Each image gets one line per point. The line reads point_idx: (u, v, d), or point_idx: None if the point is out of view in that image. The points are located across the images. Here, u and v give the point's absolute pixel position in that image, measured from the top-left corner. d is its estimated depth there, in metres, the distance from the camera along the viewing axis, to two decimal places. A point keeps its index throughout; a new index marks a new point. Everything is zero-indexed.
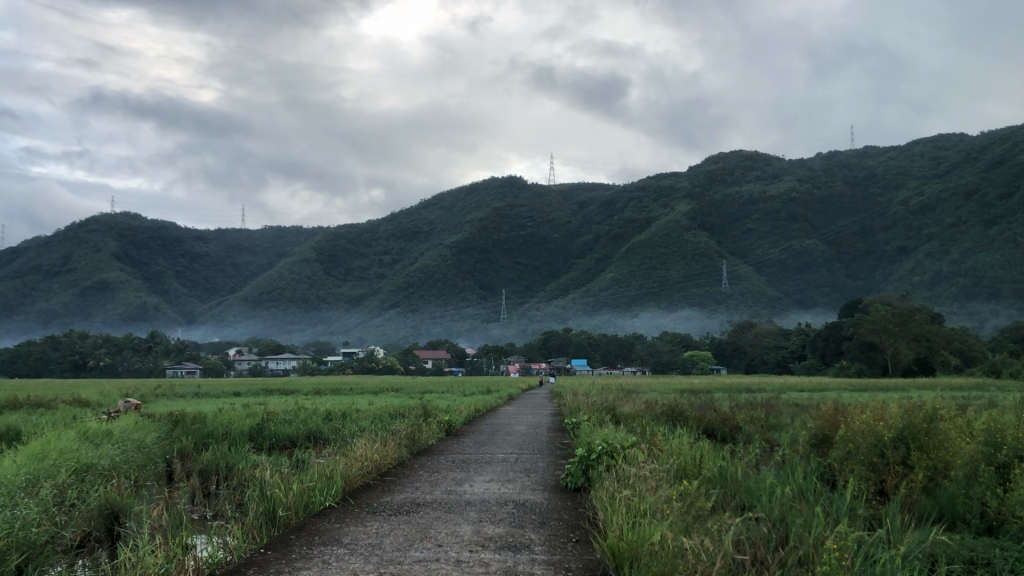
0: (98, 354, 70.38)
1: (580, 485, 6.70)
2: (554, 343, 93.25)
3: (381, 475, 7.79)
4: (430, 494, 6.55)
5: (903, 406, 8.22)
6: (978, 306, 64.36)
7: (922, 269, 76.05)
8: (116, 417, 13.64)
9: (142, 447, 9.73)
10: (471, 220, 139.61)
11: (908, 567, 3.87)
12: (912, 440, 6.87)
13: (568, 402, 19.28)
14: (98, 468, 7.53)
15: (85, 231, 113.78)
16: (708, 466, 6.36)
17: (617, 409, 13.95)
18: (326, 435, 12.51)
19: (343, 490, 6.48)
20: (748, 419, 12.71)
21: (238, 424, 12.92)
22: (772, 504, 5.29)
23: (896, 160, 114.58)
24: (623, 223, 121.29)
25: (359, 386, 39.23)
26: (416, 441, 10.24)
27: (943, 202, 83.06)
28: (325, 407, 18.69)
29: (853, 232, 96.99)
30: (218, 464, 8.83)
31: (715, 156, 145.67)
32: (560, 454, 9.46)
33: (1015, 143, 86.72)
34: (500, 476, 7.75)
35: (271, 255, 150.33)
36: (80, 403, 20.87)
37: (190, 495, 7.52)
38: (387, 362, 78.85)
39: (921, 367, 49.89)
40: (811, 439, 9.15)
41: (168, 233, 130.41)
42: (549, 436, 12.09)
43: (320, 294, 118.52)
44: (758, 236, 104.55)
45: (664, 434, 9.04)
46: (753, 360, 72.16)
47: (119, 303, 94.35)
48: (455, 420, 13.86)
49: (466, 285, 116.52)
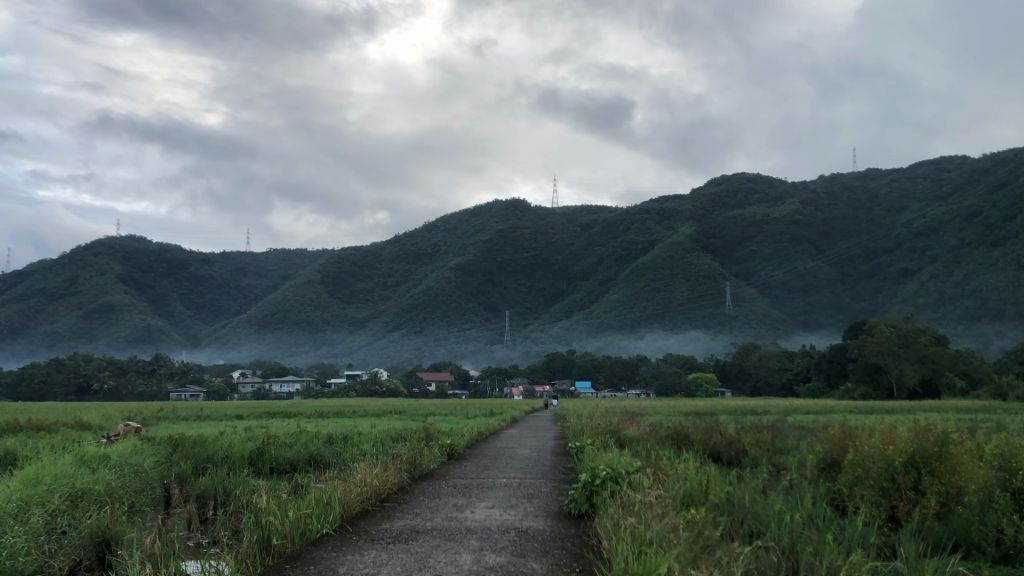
0: (102, 377, 70.09)
1: (585, 511, 6.52)
2: (558, 364, 93.03)
3: (381, 501, 7.62)
4: (430, 520, 6.41)
5: (911, 430, 8.08)
6: (983, 327, 64.11)
7: (926, 291, 75.87)
8: (115, 441, 13.49)
9: (139, 471, 9.59)
10: (475, 243, 139.94)
11: None
12: (923, 466, 6.77)
13: (571, 425, 19.14)
14: (93, 493, 7.38)
15: (91, 254, 114.01)
16: (715, 493, 6.22)
17: (622, 432, 13.76)
18: (327, 459, 12.34)
19: (340, 516, 6.35)
20: (754, 442, 12.52)
21: (239, 448, 12.76)
22: (781, 531, 5.16)
23: (898, 182, 114.84)
24: (626, 245, 121.25)
25: (359, 410, 39.04)
26: (417, 466, 10.08)
27: (947, 224, 83.12)
28: (324, 429, 18.54)
29: (857, 254, 96.95)
30: (216, 489, 8.69)
31: (718, 179, 146.07)
32: (564, 480, 9.30)
33: (1017, 165, 86.87)
34: (502, 500, 7.61)
35: (274, 278, 150.56)
36: (82, 427, 20.70)
37: (184, 522, 7.36)
38: (391, 385, 78.57)
39: (926, 390, 49.42)
40: (819, 464, 8.97)
41: (172, 256, 130.71)
42: (551, 460, 11.93)
43: (324, 316, 118.52)
44: (762, 257, 104.50)
45: (668, 458, 8.90)
46: (758, 382, 71.84)
47: (123, 326, 94.29)
48: (456, 444, 13.69)
49: (469, 307, 116.47)
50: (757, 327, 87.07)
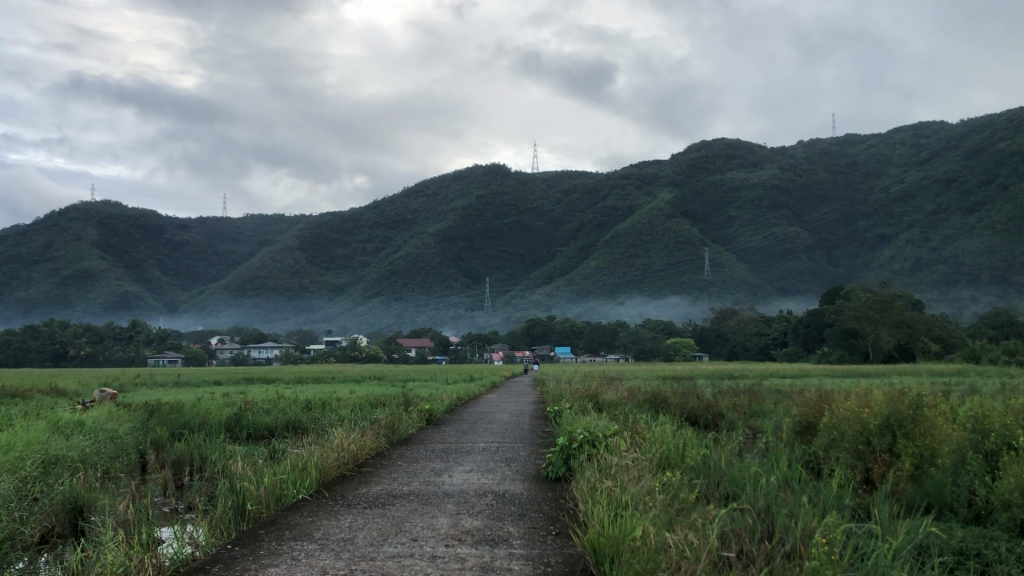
0: (79, 344, 69.41)
1: (562, 475, 6.54)
2: (538, 330, 93.34)
3: (358, 466, 7.60)
4: (407, 485, 6.38)
5: (888, 394, 8.12)
6: (958, 292, 64.67)
7: (903, 256, 76.49)
8: (91, 407, 13.41)
9: (115, 437, 9.51)
10: (454, 209, 139.39)
11: (898, 559, 3.74)
12: (898, 428, 6.81)
13: (551, 391, 19.20)
14: (67, 460, 7.33)
15: (66, 219, 112.57)
16: (692, 456, 6.23)
17: (601, 397, 13.80)
18: (305, 424, 12.29)
19: (317, 482, 6.30)
20: (730, 406, 12.60)
21: (216, 414, 12.67)
22: (757, 494, 5.16)
23: (877, 148, 115.22)
24: (606, 211, 121.10)
25: (339, 374, 39.07)
26: (395, 431, 10.01)
27: (924, 190, 83.62)
28: (304, 396, 18.42)
29: (835, 220, 97.35)
30: (192, 455, 8.62)
31: (698, 145, 145.89)
32: (542, 443, 9.32)
33: (995, 131, 87.28)
34: (480, 465, 7.58)
35: (253, 244, 149.48)
36: (59, 393, 20.58)
37: (159, 489, 7.30)
38: (371, 351, 78.60)
39: (902, 354, 49.93)
40: (796, 427, 9.03)
41: (149, 221, 129.33)
42: (530, 424, 11.96)
43: (303, 282, 118.00)
44: (741, 223, 104.82)
45: (647, 422, 8.90)
46: (736, 347, 72.40)
47: (101, 292, 93.51)
48: (436, 409, 13.69)
49: (449, 273, 116.26)
50: (735, 292, 87.59)
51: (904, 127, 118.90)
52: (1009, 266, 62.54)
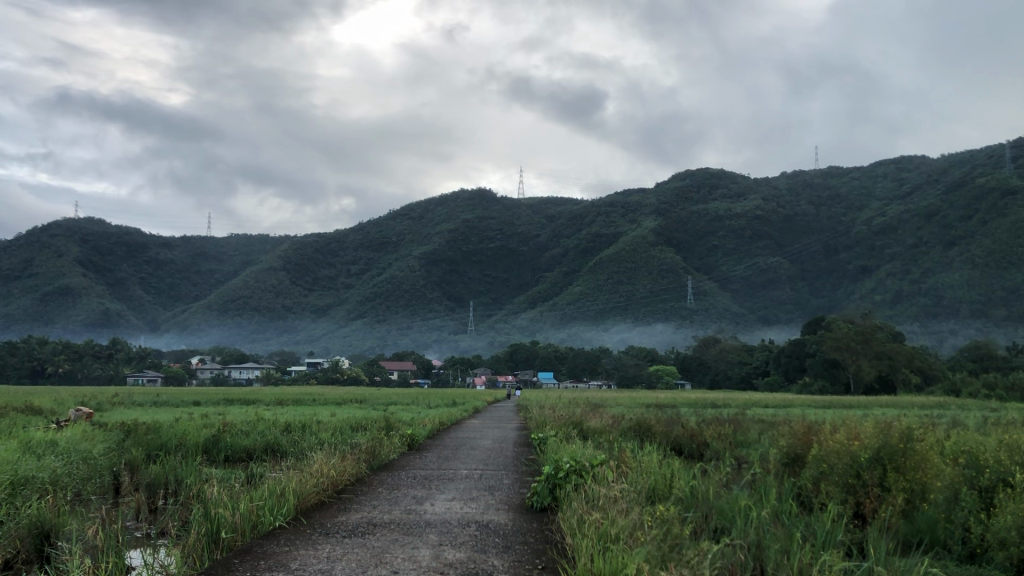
0: (57, 361, 68.59)
1: (547, 505, 6.37)
2: (521, 355, 93.14)
3: (338, 493, 7.39)
4: (387, 513, 6.22)
5: (875, 426, 8.01)
6: (939, 325, 64.95)
7: (884, 288, 76.88)
8: (65, 426, 13.17)
9: (88, 458, 9.28)
10: (440, 232, 139.54)
11: None
12: (888, 461, 6.67)
13: (534, 417, 19.17)
14: (36, 481, 7.12)
15: (48, 235, 111.53)
16: (679, 487, 6.12)
17: (585, 424, 13.65)
18: (284, 448, 12.07)
19: (295, 509, 6.11)
20: (715, 435, 12.46)
21: (193, 435, 12.43)
22: (751, 527, 5.02)
23: (860, 180, 116.46)
24: (590, 237, 121.19)
25: (319, 397, 38.74)
26: (375, 456, 9.83)
27: (905, 223, 84.42)
28: (285, 418, 18.14)
29: (817, 250, 98.03)
30: (167, 477, 8.41)
31: (683, 174, 146.57)
32: (525, 472, 9.15)
33: (974, 166, 88.38)
34: (463, 493, 7.42)
35: (236, 263, 148.81)
36: (34, 411, 20.17)
37: (132, 512, 7.10)
38: (352, 373, 78.02)
39: (883, 385, 50.49)
40: (783, 458, 8.91)
41: (132, 239, 128.39)
42: (514, 451, 11.78)
43: (286, 303, 117.44)
44: (723, 253, 105.37)
45: (632, 450, 8.74)
46: (718, 375, 72.50)
47: (81, 310, 92.56)
48: (418, 434, 13.48)
49: (433, 296, 116.11)
50: (718, 321, 87.75)
51: (887, 160, 119.97)
52: (988, 300, 62.93)
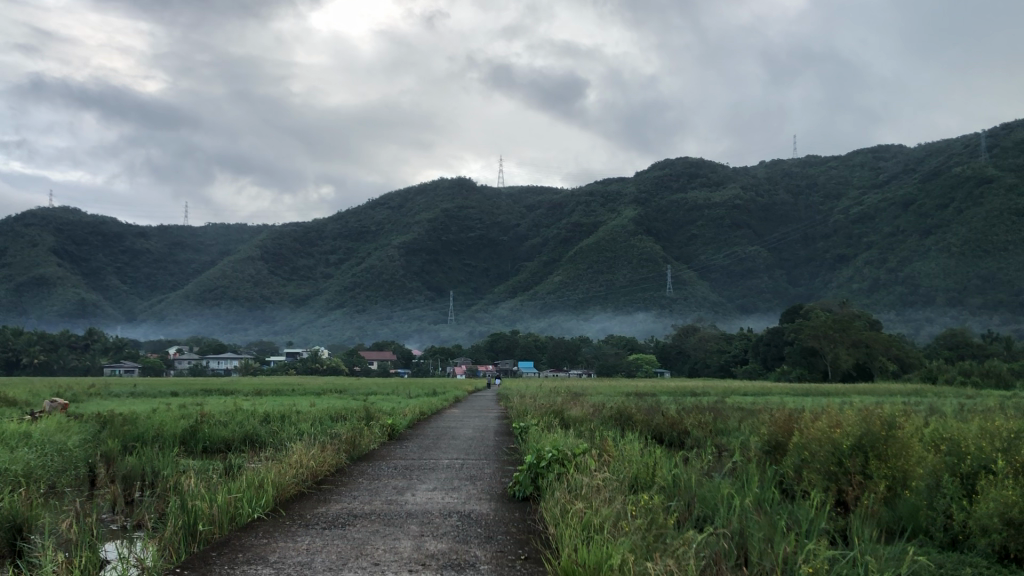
0: (32, 351, 67.83)
1: (530, 494, 6.33)
2: (501, 344, 93.21)
3: (316, 483, 7.28)
4: (368, 504, 6.14)
5: (855, 413, 8.01)
6: (915, 314, 65.53)
7: (861, 277, 77.47)
8: (40, 418, 12.97)
9: (63, 450, 9.15)
10: (419, 221, 139.19)
11: None
12: (870, 448, 6.66)
13: (514, 406, 19.14)
14: (10, 475, 7.01)
15: (23, 224, 110.12)
16: (661, 476, 6.09)
17: (566, 412, 13.61)
18: (264, 439, 11.95)
19: (274, 500, 6.02)
20: (696, 423, 12.46)
21: (171, 425, 12.28)
22: (731, 516, 4.98)
23: (837, 170, 117.22)
24: (570, 227, 121.23)
25: (300, 388, 38.53)
26: (355, 446, 9.73)
27: (882, 212, 85.05)
28: (265, 409, 18.00)
29: (795, 239, 98.61)
30: (144, 468, 8.28)
31: (662, 163, 146.78)
32: (507, 460, 9.10)
33: (950, 156, 89.11)
34: (444, 483, 7.35)
35: (214, 253, 147.73)
36: (8, 403, 19.89)
37: (107, 505, 6.97)
38: (332, 363, 77.84)
39: (860, 372, 50.84)
40: (765, 446, 8.87)
41: (108, 228, 127.08)
42: (494, 440, 11.73)
43: (264, 293, 116.79)
44: (702, 242, 105.77)
45: (614, 439, 8.70)
46: (697, 364, 72.90)
47: (56, 300, 91.54)
48: (399, 423, 13.40)
49: (413, 286, 115.88)
50: (697, 310, 88.10)
51: (864, 149, 120.71)
52: (963, 288, 63.54)
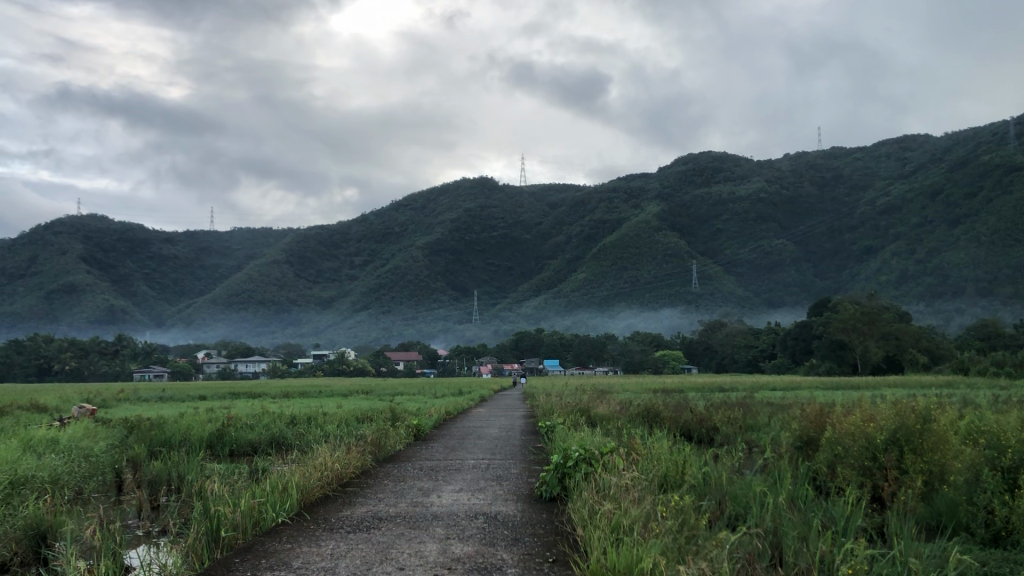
0: (63, 358, 68.56)
1: (557, 494, 6.22)
2: (527, 343, 93.22)
3: (342, 486, 7.23)
4: (393, 506, 6.08)
5: (890, 405, 7.82)
6: (944, 304, 64.72)
7: (889, 268, 76.62)
8: (69, 424, 13.04)
9: (90, 456, 9.15)
10: (443, 222, 139.41)
11: None
12: (905, 442, 6.49)
13: (541, 404, 19.05)
14: (36, 480, 7.01)
15: (52, 233, 111.37)
16: (692, 474, 5.97)
17: (593, 410, 13.50)
18: (290, 441, 11.93)
19: (298, 504, 5.96)
20: (725, 419, 12.30)
21: (198, 429, 12.30)
22: (764, 515, 4.86)
23: (862, 161, 116.09)
24: (594, 224, 120.95)
25: (326, 388, 38.58)
26: (381, 448, 9.68)
27: (909, 203, 84.06)
28: (290, 411, 18.04)
29: (821, 232, 97.70)
30: (169, 473, 8.28)
31: (685, 158, 146.02)
32: (533, 460, 9.01)
33: (978, 144, 87.91)
34: (469, 483, 7.28)
35: (240, 257, 148.78)
36: (40, 409, 20.07)
37: (133, 511, 6.95)
38: (358, 364, 78.14)
39: (890, 365, 50.21)
40: (796, 442, 8.72)
41: (135, 234, 128.28)
42: (521, 439, 11.63)
43: (290, 296, 117.46)
44: (728, 236, 105.11)
45: (642, 436, 8.59)
46: (724, 359, 72.46)
47: (86, 307, 92.54)
48: (425, 424, 13.32)
49: (437, 286, 116.08)
50: (723, 305, 87.56)
51: (890, 139, 119.37)
52: (994, 278, 62.67)
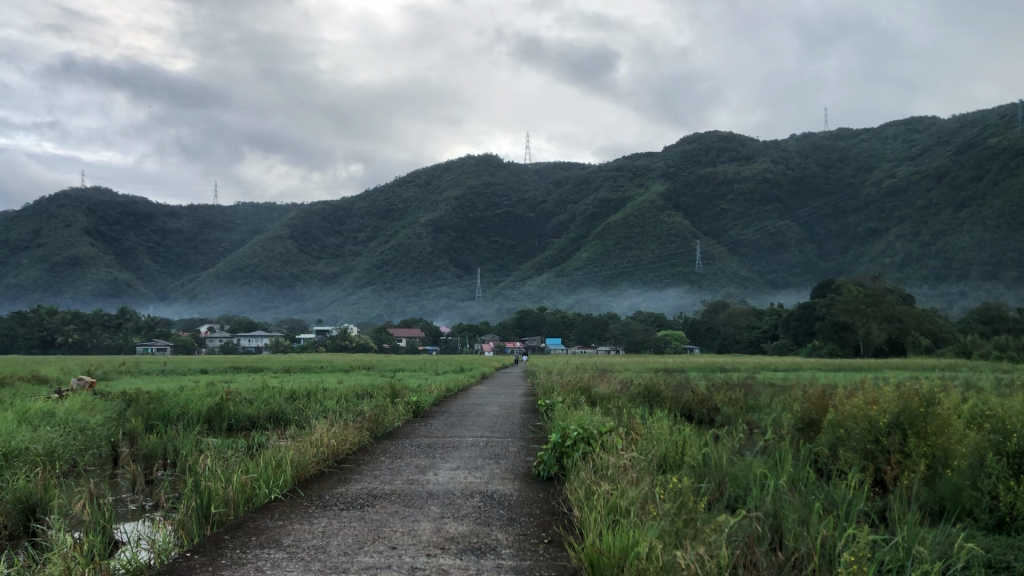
0: (67, 331, 68.69)
1: (555, 474, 6.14)
2: (529, 321, 93.33)
3: (338, 462, 7.15)
4: (389, 483, 5.98)
5: (894, 388, 7.71)
6: (948, 287, 64.54)
7: (893, 250, 76.39)
8: (66, 396, 12.96)
9: (85, 428, 9.09)
10: (446, 199, 139.15)
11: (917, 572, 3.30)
12: (909, 426, 6.38)
13: (541, 383, 19.06)
14: (30, 452, 6.97)
15: (56, 205, 111.19)
16: (692, 454, 5.89)
17: (593, 389, 13.45)
18: (289, 416, 11.85)
19: (292, 479, 5.88)
20: (725, 400, 12.25)
21: (196, 403, 12.22)
22: (765, 498, 4.75)
23: (869, 143, 115.43)
24: (598, 203, 120.64)
25: (327, 365, 38.51)
26: (379, 424, 9.59)
27: (915, 185, 83.65)
28: (290, 386, 18.02)
29: (826, 214, 97.34)
30: (165, 447, 8.23)
31: (690, 137, 145.12)
32: (534, 438, 8.96)
33: (986, 127, 87.23)
34: (469, 461, 7.21)
35: (244, 233, 148.72)
36: (40, 381, 20.00)
37: (126, 485, 6.87)
38: (361, 341, 78.22)
39: (892, 347, 50.17)
40: (797, 423, 8.64)
41: (139, 208, 128.06)
42: (521, 417, 11.57)
43: (294, 271, 117.50)
44: (732, 217, 104.81)
45: (641, 417, 8.52)
46: (726, 339, 72.47)
47: (90, 279, 92.54)
48: (424, 400, 13.34)
49: (440, 263, 115.92)
50: (727, 285, 87.42)
51: (897, 121, 118.60)
52: (999, 262, 62.35)
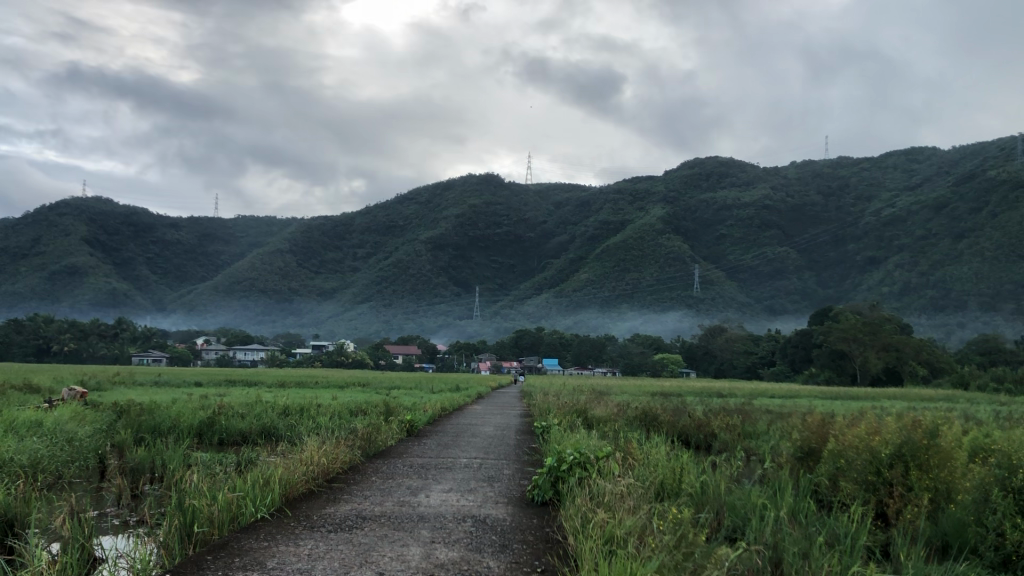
0: (63, 339, 68.51)
1: (549, 499, 5.99)
2: (527, 341, 93.16)
3: (327, 480, 6.99)
4: (379, 505, 5.85)
5: (894, 419, 7.56)
6: (947, 317, 64.45)
7: (892, 279, 76.35)
8: (56, 405, 12.79)
9: (73, 440, 8.93)
10: (446, 217, 139.23)
11: None
12: (912, 458, 6.25)
13: (538, 404, 18.85)
14: (13, 465, 6.82)
15: (56, 213, 111.10)
16: (688, 482, 5.74)
17: (588, 412, 13.31)
18: (280, 432, 11.71)
19: (280, 498, 5.73)
20: (724, 426, 12.09)
21: (188, 416, 12.08)
22: (763, 529, 4.62)
23: (869, 172, 115.71)
24: (598, 225, 120.71)
25: (323, 381, 38.31)
26: (372, 442, 9.44)
27: (914, 215, 83.75)
28: (284, 401, 17.81)
29: (825, 241, 97.37)
30: (154, 461, 8.07)
31: (692, 162, 145.47)
32: (527, 460, 8.81)
33: (986, 159, 87.37)
34: (460, 484, 7.04)
35: (244, 245, 148.51)
36: (32, 391, 19.81)
37: (111, 499, 6.73)
38: (357, 357, 78.04)
39: (889, 376, 49.96)
40: (796, 451, 8.50)
41: (140, 219, 127.98)
42: (516, 439, 11.45)
43: (293, 286, 117.32)
44: (731, 242, 104.87)
45: (637, 441, 8.38)
46: (724, 364, 72.28)
47: (87, 288, 92.26)
48: (419, 420, 13.19)
49: (439, 281, 115.79)
50: (725, 310, 87.33)
51: (898, 151, 118.86)
52: (997, 293, 62.18)
